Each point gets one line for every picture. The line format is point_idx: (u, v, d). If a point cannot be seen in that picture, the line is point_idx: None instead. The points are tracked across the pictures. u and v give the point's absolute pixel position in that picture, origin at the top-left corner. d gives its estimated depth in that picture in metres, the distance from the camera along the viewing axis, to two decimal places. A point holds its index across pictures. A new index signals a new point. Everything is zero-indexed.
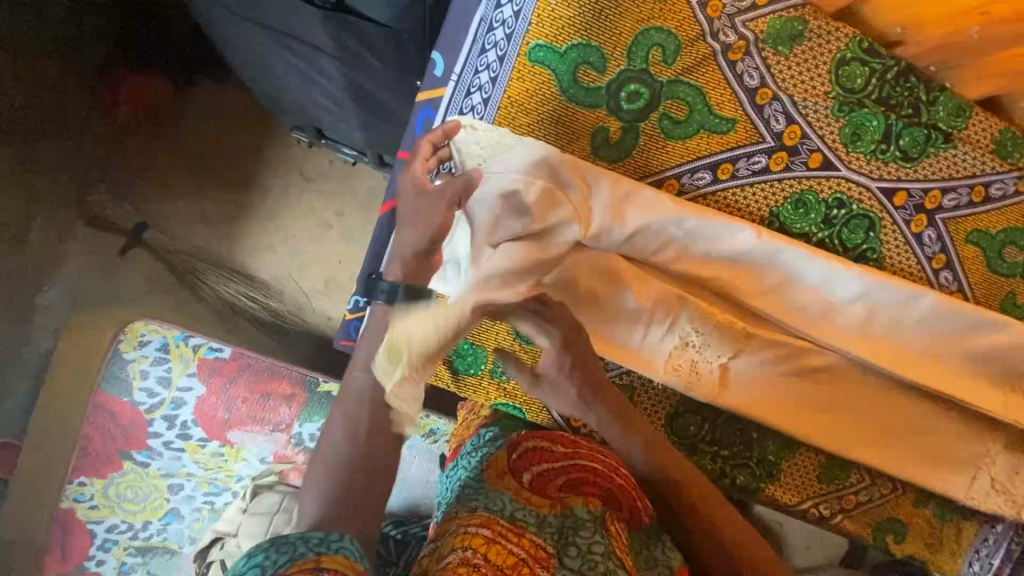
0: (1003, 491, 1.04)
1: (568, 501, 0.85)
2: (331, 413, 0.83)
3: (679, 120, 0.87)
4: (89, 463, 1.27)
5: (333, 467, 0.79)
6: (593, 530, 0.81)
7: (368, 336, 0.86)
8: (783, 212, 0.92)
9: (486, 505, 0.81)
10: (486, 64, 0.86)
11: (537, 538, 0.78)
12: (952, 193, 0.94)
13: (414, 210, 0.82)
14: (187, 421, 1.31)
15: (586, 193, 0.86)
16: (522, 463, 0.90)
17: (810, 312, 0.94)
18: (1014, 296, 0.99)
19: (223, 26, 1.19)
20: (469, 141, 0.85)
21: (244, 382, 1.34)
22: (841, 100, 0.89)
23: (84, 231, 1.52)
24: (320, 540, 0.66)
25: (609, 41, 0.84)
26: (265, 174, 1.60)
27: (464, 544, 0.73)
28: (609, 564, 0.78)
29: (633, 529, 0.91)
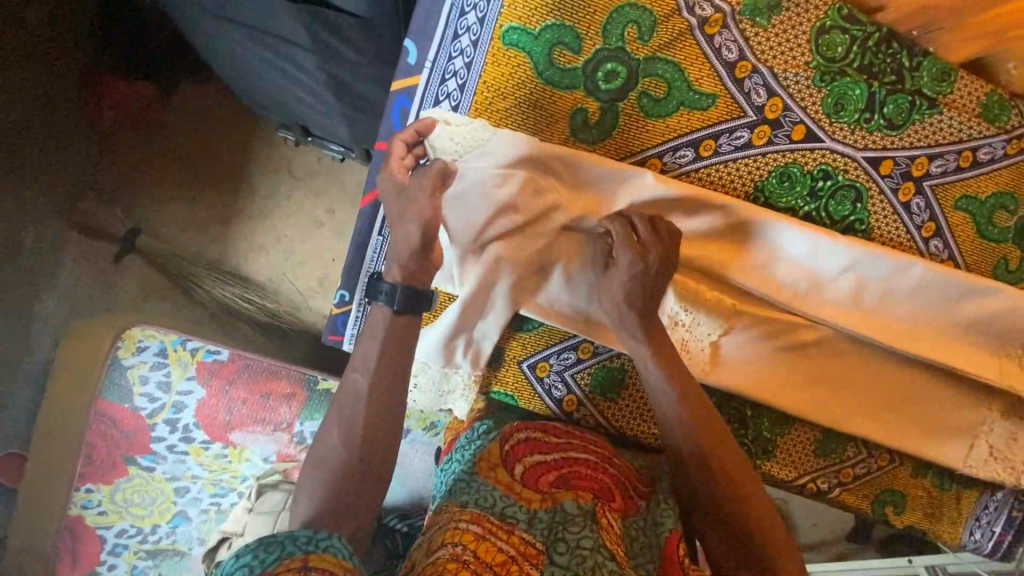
0: (1001, 459, 1.04)
1: (558, 496, 0.83)
2: (329, 414, 0.82)
3: (658, 98, 0.86)
4: (94, 471, 1.26)
5: (331, 470, 0.78)
6: (581, 526, 0.78)
7: (366, 337, 0.83)
8: (768, 185, 0.91)
9: (476, 501, 0.82)
10: (460, 50, 0.85)
11: (526, 535, 0.77)
12: (940, 159, 0.93)
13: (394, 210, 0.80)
14: (189, 424, 1.32)
15: (569, 183, 0.85)
16: (514, 455, 0.90)
17: (799, 287, 0.93)
18: (1006, 261, 0.98)
19: (200, 23, 1.16)
20: (443, 138, 0.83)
21: (244, 383, 1.35)
22: (822, 69, 0.88)
23: (76, 239, 1.52)
24: (309, 538, 0.67)
25: (583, 20, 0.83)
26: (252, 174, 1.60)
27: (453, 539, 0.74)
28: (598, 558, 0.75)
29: (629, 517, 0.88)
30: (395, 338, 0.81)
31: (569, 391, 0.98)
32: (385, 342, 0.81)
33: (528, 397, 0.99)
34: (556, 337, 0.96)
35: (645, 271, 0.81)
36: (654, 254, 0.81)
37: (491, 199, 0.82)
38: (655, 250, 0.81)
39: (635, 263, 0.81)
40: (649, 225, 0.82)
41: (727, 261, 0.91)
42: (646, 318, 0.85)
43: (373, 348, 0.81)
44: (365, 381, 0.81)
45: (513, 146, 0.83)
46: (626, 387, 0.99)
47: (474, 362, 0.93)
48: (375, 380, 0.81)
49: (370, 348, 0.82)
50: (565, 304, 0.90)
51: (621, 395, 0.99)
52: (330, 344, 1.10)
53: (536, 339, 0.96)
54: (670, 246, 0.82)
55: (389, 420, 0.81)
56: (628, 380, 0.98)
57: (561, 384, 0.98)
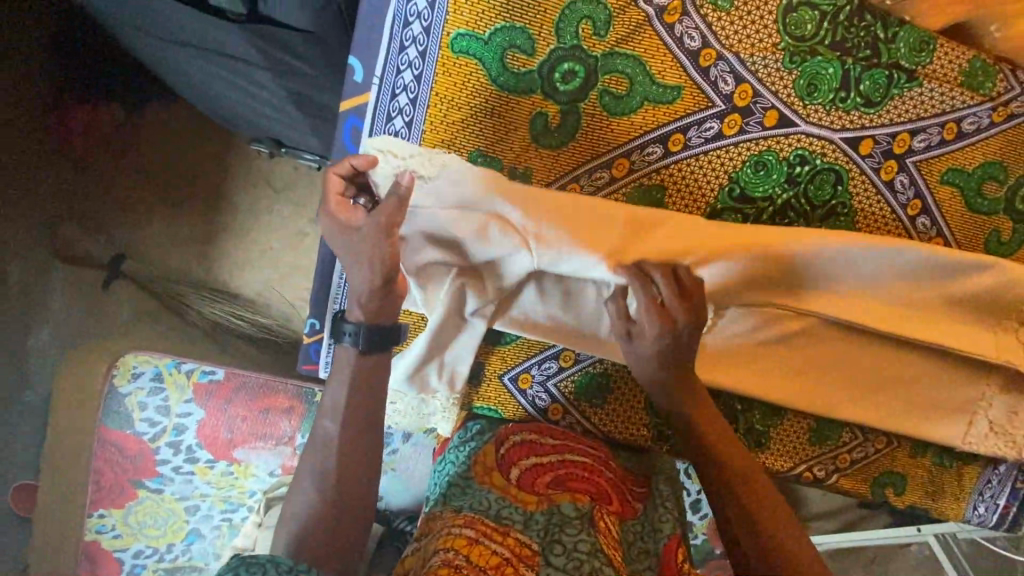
0: (1002, 433, 1.02)
1: (555, 497, 0.82)
2: (301, 465, 0.83)
3: (620, 95, 0.83)
4: (105, 495, 1.29)
5: (306, 516, 0.79)
6: (579, 528, 0.77)
7: (335, 381, 0.82)
8: (743, 176, 0.87)
9: (470, 505, 0.80)
10: (408, 62, 0.80)
11: (522, 536, 0.76)
12: (922, 134, 0.89)
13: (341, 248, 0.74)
14: (192, 444, 1.33)
15: (533, 207, 0.80)
16: (510, 458, 0.89)
17: (785, 286, 0.90)
18: (998, 233, 0.95)
19: (144, 49, 1.10)
20: (389, 171, 0.78)
21: (242, 401, 1.36)
22: (792, 50, 0.83)
23: (60, 267, 1.50)
24: (288, 568, 0.67)
25: (534, 19, 0.79)
26: (231, 190, 1.57)
27: (446, 545, 0.72)
28: (596, 562, 0.74)
29: (627, 521, 0.87)
30: (361, 382, 0.81)
31: (553, 400, 0.97)
32: (351, 386, 0.81)
33: (512, 409, 0.98)
34: (535, 348, 0.95)
35: (674, 333, 0.78)
36: (684, 318, 0.78)
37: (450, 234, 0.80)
38: (684, 307, 0.78)
39: (668, 327, 0.78)
40: (673, 282, 0.78)
41: (736, 289, 0.88)
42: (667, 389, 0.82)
43: (340, 394, 0.81)
44: (336, 429, 0.81)
45: (465, 178, 0.79)
46: (611, 391, 0.97)
47: (449, 387, 0.92)
48: (346, 425, 0.81)
49: (338, 395, 0.81)
50: (542, 320, 0.89)
51: (607, 400, 0.98)
52: (306, 375, 1.09)
53: (516, 351, 0.96)
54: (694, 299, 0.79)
55: (369, 447, 0.82)
56: (613, 385, 0.97)
57: (544, 394, 0.97)
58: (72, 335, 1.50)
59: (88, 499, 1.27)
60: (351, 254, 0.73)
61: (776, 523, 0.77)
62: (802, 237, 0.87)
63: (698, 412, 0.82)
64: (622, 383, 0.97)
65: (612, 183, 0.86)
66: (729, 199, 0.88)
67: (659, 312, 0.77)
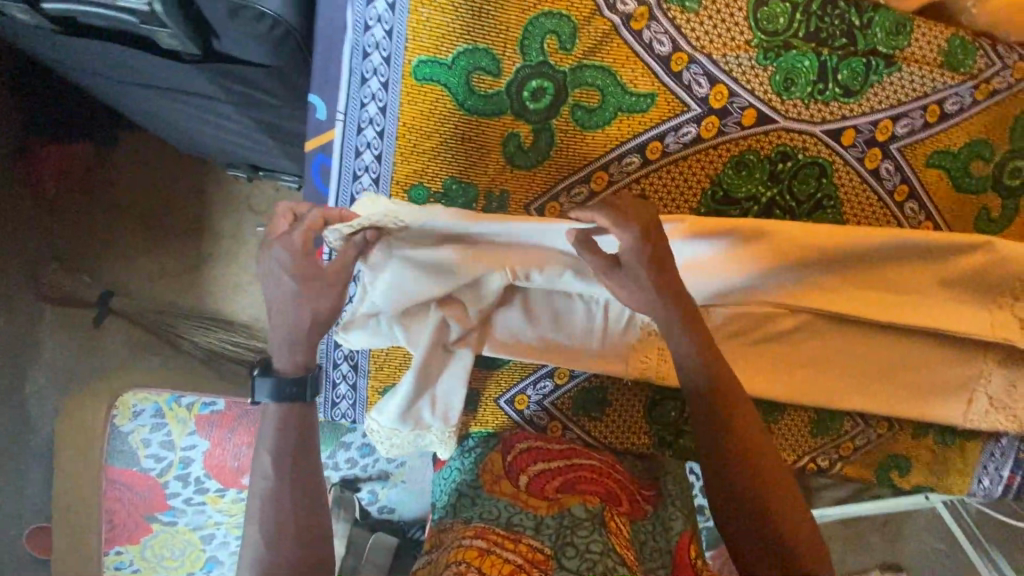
0: (1003, 408, 1.02)
1: (564, 500, 0.82)
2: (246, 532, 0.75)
3: (593, 108, 0.80)
4: (120, 532, 1.30)
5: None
6: (590, 529, 0.77)
7: (260, 447, 0.76)
8: (725, 178, 0.85)
9: (480, 515, 0.80)
10: (371, 95, 0.78)
11: (533, 541, 0.76)
12: (904, 118, 0.87)
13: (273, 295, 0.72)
14: (200, 475, 1.33)
15: (524, 254, 0.81)
16: (517, 465, 0.89)
17: (787, 284, 0.88)
18: (987, 211, 0.94)
19: (108, 90, 1.07)
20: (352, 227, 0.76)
21: (245, 428, 1.35)
22: (765, 46, 0.81)
23: (48, 311, 1.44)
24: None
25: (497, 39, 0.76)
26: (214, 218, 1.54)
27: (458, 558, 0.71)
28: (608, 562, 0.73)
29: (637, 521, 0.86)
30: (291, 426, 0.76)
31: (551, 418, 0.97)
32: (282, 432, 0.76)
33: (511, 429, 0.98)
34: (528, 368, 0.94)
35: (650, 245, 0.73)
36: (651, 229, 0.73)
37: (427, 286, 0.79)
38: (649, 225, 0.73)
39: (643, 246, 0.72)
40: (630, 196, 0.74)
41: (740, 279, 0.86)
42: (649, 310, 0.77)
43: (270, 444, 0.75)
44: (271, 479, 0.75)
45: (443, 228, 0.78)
46: (609, 403, 0.97)
47: (444, 421, 0.90)
48: (283, 470, 0.75)
49: (263, 455, 0.75)
50: (533, 343, 0.88)
51: (605, 412, 0.97)
52: None
53: (510, 374, 0.95)
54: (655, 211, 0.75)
55: None
56: (610, 397, 0.97)
57: (541, 413, 0.96)
58: (67, 378, 1.43)
59: (103, 538, 1.28)
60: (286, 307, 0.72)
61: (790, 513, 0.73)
62: (793, 233, 0.86)
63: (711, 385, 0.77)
64: (617, 393, 0.96)
65: (592, 198, 0.84)
66: (712, 203, 0.86)
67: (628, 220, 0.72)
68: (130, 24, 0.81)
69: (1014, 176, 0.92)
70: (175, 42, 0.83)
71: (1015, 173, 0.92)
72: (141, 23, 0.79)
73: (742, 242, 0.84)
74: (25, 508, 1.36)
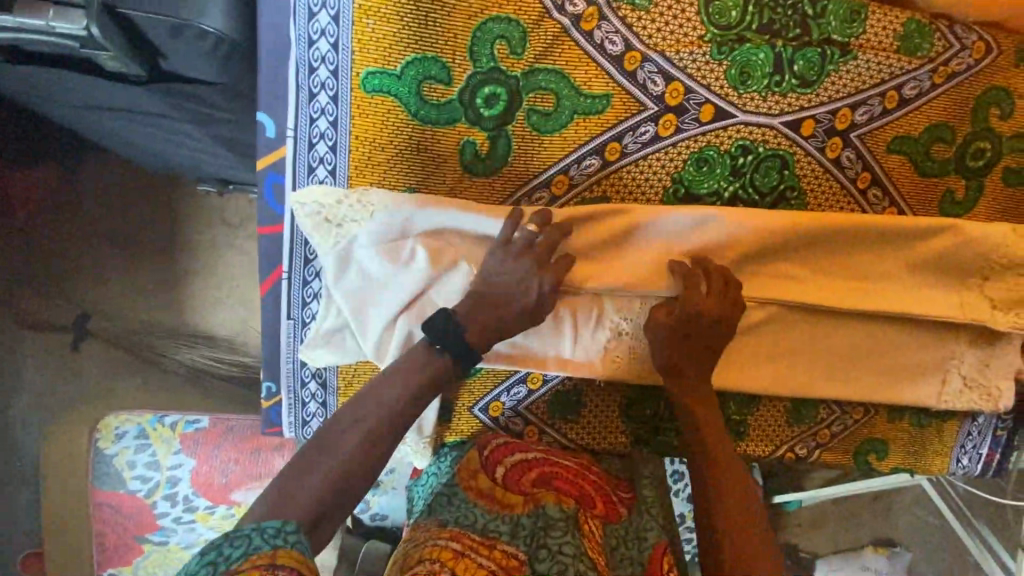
0: (977, 387, 1.01)
1: (539, 497, 0.83)
2: (326, 431, 0.71)
3: (548, 112, 0.79)
4: (113, 554, 1.33)
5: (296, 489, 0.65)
6: (564, 531, 0.77)
7: (399, 373, 0.73)
8: (685, 175, 0.85)
9: (456, 519, 0.79)
10: (320, 109, 0.77)
11: (508, 547, 0.75)
12: (863, 106, 0.86)
13: (506, 277, 0.74)
14: (188, 494, 1.31)
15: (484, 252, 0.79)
16: (494, 458, 0.89)
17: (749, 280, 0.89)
18: (951, 193, 0.93)
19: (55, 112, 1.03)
20: (307, 223, 0.76)
21: (231, 444, 1.32)
22: (718, 41, 0.80)
23: (23, 336, 1.39)
24: (277, 532, 0.57)
25: (446, 46, 0.75)
26: (185, 232, 1.43)
27: (431, 556, 0.70)
28: (579, 566, 0.73)
29: (611, 524, 0.86)
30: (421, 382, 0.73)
31: (527, 423, 0.96)
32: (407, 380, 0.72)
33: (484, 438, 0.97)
34: (502, 375, 0.94)
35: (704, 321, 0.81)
36: (718, 313, 0.82)
37: (393, 279, 0.77)
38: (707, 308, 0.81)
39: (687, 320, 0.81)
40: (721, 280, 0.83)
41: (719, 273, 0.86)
42: (668, 369, 0.84)
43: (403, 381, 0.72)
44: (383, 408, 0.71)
45: (413, 218, 0.77)
46: (583, 406, 0.97)
47: (419, 432, 0.93)
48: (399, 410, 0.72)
49: (392, 383, 0.72)
50: (518, 349, 0.87)
51: (581, 415, 0.97)
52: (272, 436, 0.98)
53: (482, 383, 0.94)
54: (716, 295, 0.82)
55: None
56: (584, 399, 0.96)
57: (517, 418, 0.96)
58: (45, 407, 1.38)
59: (96, 560, 1.32)
60: (507, 295, 0.74)
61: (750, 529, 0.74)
62: (755, 227, 0.85)
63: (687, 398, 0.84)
64: (592, 395, 0.96)
65: (553, 202, 0.83)
66: (674, 200, 0.86)
67: (698, 301, 0.81)
68: (71, 49, 0.78)
69: (977, 158, 0.92)
70: (120, 65, 0.80)
71: (977, 155, 0.92)
72: (82, 47, 0.76)
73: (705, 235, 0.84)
74: (21, 531, 1.36)
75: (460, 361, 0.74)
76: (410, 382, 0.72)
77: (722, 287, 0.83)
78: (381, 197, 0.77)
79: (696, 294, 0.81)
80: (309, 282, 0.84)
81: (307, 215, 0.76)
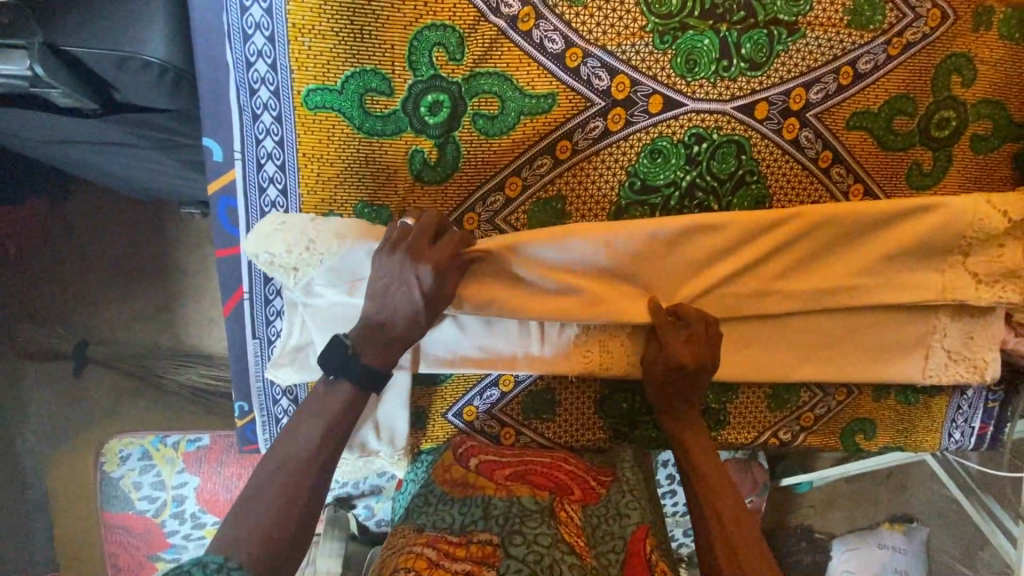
0: (963, 360, 0.98)
1: (513, 489, 0.82)
2: (258, 473, 0.70)
3: (493, 115, 0.79)
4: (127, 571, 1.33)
5: (232, 537, 0.65)
6: (540, 521, 0.75)
7: (315, 405, 0.74)
8: (641, 167, 0.84)
9: (434, 524, 0.78)
10: (265, 130, 0.78)
11: (483, 536, 0.75)
12: (817, 84, 0.85)
13: (388, 287, 0.72)
14: (195, 511, 1.30)
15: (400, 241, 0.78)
16: (467, 453, 0.90)
17: (731, 274, 0.85)
18: (918, 165, 0.91)
19: (18, 145, 1.01)
20: (267, 263, 0.76)
21: (234, 459, 1.31)
22: (660, 30, 0.79)
23: (24, 366, 1.37)
24: (217, 566, 0.60)
25: (384, 58, 0.75)
26: (175, 253, 1.41)
27: (406, 565, 0.69)
28: (555, 554, 0.71)
29: (591, 506, 0.84)
30: (338, 409, 0.73)
31: (502, 425, 0.97)
32: (325, 412, 0.73)
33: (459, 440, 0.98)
34: (473, 378, 0.95)
35: (693, 356, 0.82)
36: (708, 356, 0.83)
37: (355, 310, 0.78)
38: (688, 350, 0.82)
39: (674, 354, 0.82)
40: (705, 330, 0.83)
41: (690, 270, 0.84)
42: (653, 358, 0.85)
43: (321, 411, 0.73)
44: (307, 440, 0.72)
45: (363, 257, 0.76)
46: (560, 405, 0.96)
47: (391, 445, 0.91)
48: (322, 439, 0.72)
49: (303, 425, 0.73)
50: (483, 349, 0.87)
51: (558, 413, 0.97)
52: (251, 453, 1.00)
53: (454, 388, 0.95)
54: (705, 334, 0.83)
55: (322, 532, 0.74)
56: (558, 397, 0.96)
57: (492, 421, 0.96)
58: (54, 432, 1.37)
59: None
60: (392, 305, 0.72)
61: (740, 525, 0.76)
62: (719, 216, 0.83)
63: (666, 408, 0.87)
64: (566, 393, 0.96)
65: (508, 204, 0.83)
66: (632, 193, 0.85)
67: (682, 337, 0.82)
68: (23, 89, 0.80)
69: (942, 128, 0.90)
70: (72, 100, 0.82)
71: (942, 124, 0.90)
72: (31, 87, 0.79)
73: (667, 225, 0.82)
74: (35, 559, 1.35)
75: (362, 385, 0.74)
76: (319, 420, 0.73)
77: (699, 328, 0.82)
78: (326, 239, 0.75)
79: (673, 339, 0.82)
80: (270, 301, 0.88)
81: (267, 258, 0.76)
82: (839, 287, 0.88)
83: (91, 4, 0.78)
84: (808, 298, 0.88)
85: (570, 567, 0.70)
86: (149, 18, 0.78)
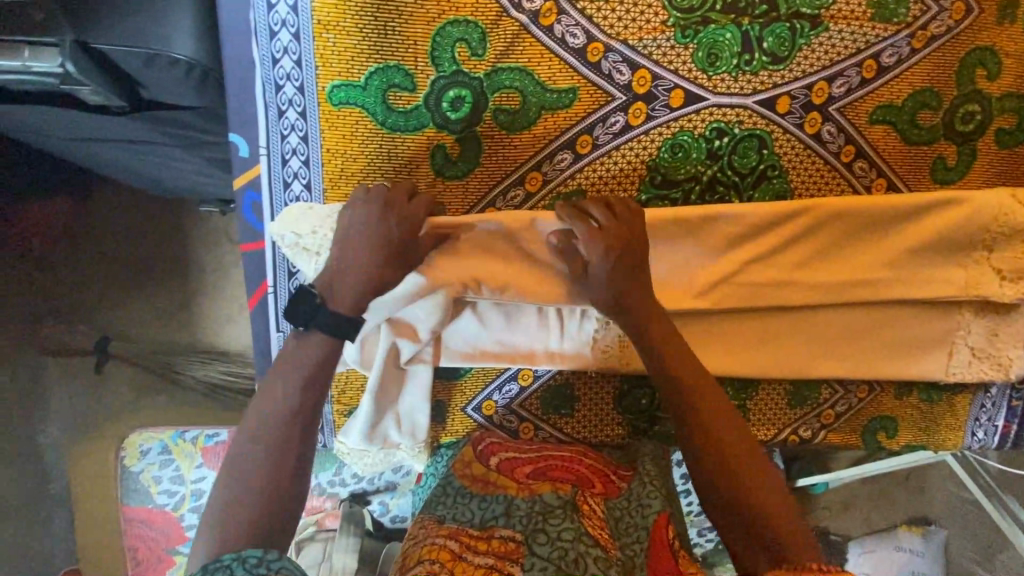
0: (987, 358, 0.97)
1: (535, 487, 0.82)
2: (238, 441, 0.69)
3: (514, 111, 0.80)
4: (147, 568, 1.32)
5: (229, 508, 0.65)
6: (563, 517, 0.75)
7: (288, 365, 0.71)
8: (661, 162, 0.84)
9: (453, 516, 0.79)
10: (290, 126, 0.79)
11: (504, 532, 0.74)
12: (840, 78, 0.84)
13: (359, 233, 0.71)
14: None
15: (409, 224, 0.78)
16: (487, 450, 0.91)
17: (750, 269, 0.85)
18: (942, 159, 0.90)
19: (47, 143, 1.03)
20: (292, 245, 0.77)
21: None
22: (682, 25, 0.79)
23: (48, 360, 1.40)
24: (258, 560, 0.57)
25: (407, 54, 0.76)
26: (195, 250, 1.43)
27: (430, 556, 0.68)
28: (580, 547, 0.71)
29: (612, 500, 0.84)
30: (315, 368, 0.71)
31: (521, 420, 0.97)
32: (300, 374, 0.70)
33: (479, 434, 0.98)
34: (492, 373, 0.95)
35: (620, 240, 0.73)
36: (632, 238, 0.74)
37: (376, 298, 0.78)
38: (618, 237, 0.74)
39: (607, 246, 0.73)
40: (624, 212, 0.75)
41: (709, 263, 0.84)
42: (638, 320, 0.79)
43: (296, 373, 0.70)
44: (285, 403, 0.70)
45: None
46: (578, 400, 0.97)
47: (413, 438, 0.92)
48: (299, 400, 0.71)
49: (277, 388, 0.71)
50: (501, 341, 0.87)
51: (576, 409, 0.97)
52: None
53: (473, 383, 0.96)
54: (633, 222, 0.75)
55: None
56: (577, 392, 0.96)
57: (511, 416, 0.97)
58: (77, 425, 1.40)
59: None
60: (363, 247, 0.71)
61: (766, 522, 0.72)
62: (740, 210, 0.83)
63: None
64: (585, 388, 0.96)
65: (528, 199, 0.83)
66: (652, 188, 0.85)
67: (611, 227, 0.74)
68: (53, 87, 0.82)
69: (966, 122, 0.89)
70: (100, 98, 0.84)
71: (966, 118, 0.89)
72: (61, 84, 0.81)
73: (686, 220, 0.81)
74: (57, 551, 1.37)
75: (337, 333, 0.71)
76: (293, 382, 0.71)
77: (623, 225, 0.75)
78: None
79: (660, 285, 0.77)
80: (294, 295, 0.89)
81: (293, 240, 0.77)
82: (861, 283, 0.88)
83: (122, 4, 0.79)
84: (829, 294, 0.87)
85: (594, 560, 0.70)
86: (177, 17, 0.80)
